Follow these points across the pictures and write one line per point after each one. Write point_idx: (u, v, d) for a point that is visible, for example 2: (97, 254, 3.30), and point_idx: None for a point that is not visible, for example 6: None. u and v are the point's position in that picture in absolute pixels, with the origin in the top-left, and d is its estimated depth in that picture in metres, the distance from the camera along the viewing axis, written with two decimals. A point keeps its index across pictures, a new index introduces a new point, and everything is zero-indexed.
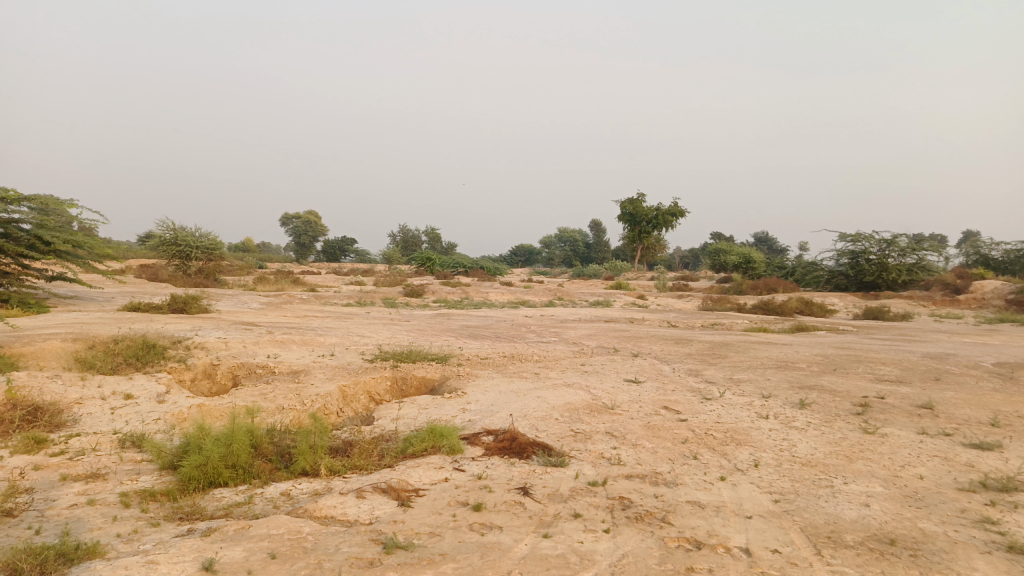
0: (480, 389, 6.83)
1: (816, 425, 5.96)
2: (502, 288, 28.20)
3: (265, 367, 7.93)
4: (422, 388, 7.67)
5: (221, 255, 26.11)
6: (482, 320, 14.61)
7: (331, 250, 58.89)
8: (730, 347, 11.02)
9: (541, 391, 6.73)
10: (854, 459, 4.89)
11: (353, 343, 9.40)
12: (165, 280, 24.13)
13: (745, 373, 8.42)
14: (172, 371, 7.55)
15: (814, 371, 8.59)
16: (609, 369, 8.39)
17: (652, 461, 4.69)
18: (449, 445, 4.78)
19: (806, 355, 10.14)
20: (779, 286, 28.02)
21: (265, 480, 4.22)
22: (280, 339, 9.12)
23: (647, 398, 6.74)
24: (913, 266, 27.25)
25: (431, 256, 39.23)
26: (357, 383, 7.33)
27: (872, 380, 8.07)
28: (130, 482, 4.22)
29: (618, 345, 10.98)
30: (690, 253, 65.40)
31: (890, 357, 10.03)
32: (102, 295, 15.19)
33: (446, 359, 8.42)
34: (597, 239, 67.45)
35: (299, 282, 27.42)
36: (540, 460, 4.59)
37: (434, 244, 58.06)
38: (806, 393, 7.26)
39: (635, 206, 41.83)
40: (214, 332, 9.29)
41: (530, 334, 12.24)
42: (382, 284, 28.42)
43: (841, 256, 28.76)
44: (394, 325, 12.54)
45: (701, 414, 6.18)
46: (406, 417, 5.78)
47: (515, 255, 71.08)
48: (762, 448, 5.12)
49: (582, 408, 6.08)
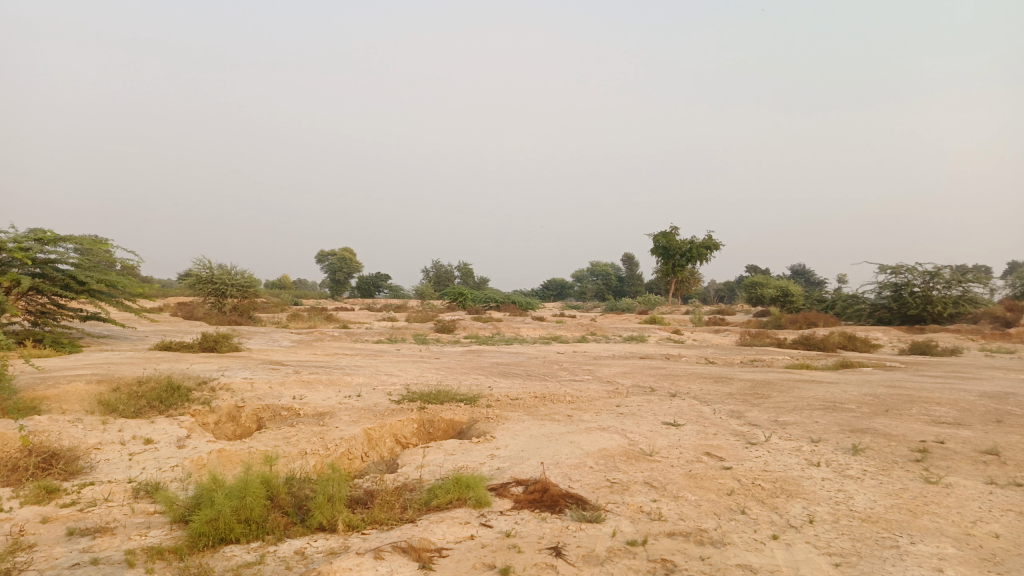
0: (510, 432, 6.51)
1: (873, 473, 5.52)
2: (535, 323, 27.90)
3: (290, 409, 7.72)
4: (450, 431, 7.37)
5: (255, 292, 26.30)
6: (514, 357, 14.30)
7: (365, 286, 59.30)
8: (772, 385, 10.53)
9: (574, 435, 6.39)
10: (919, 513, 4.45)
11: (380, 383, 9.16)
12: (200, 317, 24.31)
13: (791, 415, 7.97)
14: (195, 413, 7.37)
15: (865, 412, 8.10)
16: (645, 410, 8.01)
17: (696, 516, 4.32)
18: (476, 497, 4.46)
19: (854, 394, 9.63)
20: (819, 320, 27.27)
21: (279, 536, 3.95)
22: (307, 379, 8.91)
23: (687, 443, 6.35)
24: (958, 299, 26.33)
25: (463, 291, 39.16)
26: (382, 426, 7.08)
27: (928, 423, 7.56)
28: (139, 538, 3.99)
29: (654, 383, 10.58)
30: (725, 286, 64.46)
31: (944, 397, 9.46)
32: (135, 333, 15.23)
33: (476, 400, 8.12)
34: (630, 273, 66.95)
35: (332, 318, 27.45)
36: (574, 515, 4.25)
37: (467, 280, 58.14)
38: (858, 437, 6.80)
39: (668, 239, 41.43)
40: (241, 372, 9.13)
41: (563, 371, 11.90)
42: (414, 320, 28.40)
43: (882, 289, 27.95)
44: (424, 363, 12.29)
45: (747, 462, 5.78)
46: (432, 463, 5.49)
47: (547, 289, 70.89)
48: (815, 501, 4.71)
49: (618, 454, 5.72)
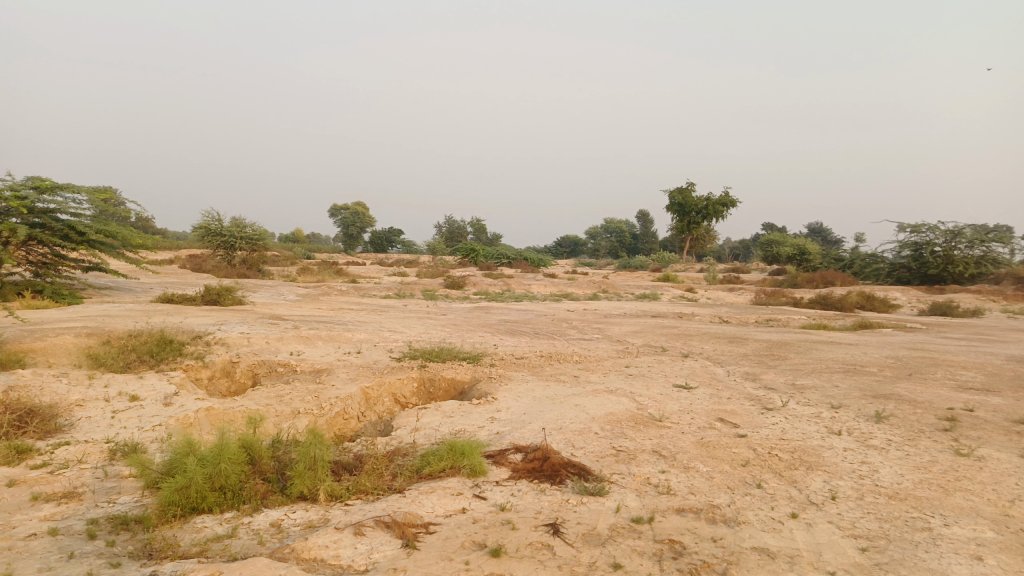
0: (512, 394, 6.18)
1: (898, 444, 5.15)
2: (546, 280, 27.48)
3: (286, 365, 7.45)
4: (451, 391, 7.06)
5: (265, 245, 26.03)
6: (523, 314, 13.94)
7: (378, 241, 59.04)
8: (788, 347, 10.13)
9: (580, 398, 6.05)
10: (951, 490, 4.09)
11: (382, 340, 8.84)
12: (209, 270, 24.12)
13: (809, 378, 7.59)
14: (188, 368, 7.11)
15: (888, 376, 7.72)
16: (656, 372, 7.64)
17: (707, 490, 3.98)
18: (470, 466, 4.13)
19: (875, 357, 9.21)
20: (837, 280, 26.70)
21: (255, 506, 3.67)
22: (306, 335, 8.60)
23: (700, 408, 6.00)
24: (980, 259, 25.62)
25: (475, 247, 38.76)
26: (381, 385, 6.80)
27: (955, 389, 7.16)
28: (107, 506, 3.72)
29: (666, 343, 10.21)
30: (741, 245, 63.62)
31: (970, 361, 9.02)
32: (139, 286, 14.97)
33: (479, 358, 7.80)
34: (644, 230, 66.18)
35: (342, 273, 27.17)
36: (575, 487, 3.92)
37: (480, 235, 57.71)
38: (881, 403, 6.42)
39: (684, 196, 40.62)
40: (238, 326, 8.84)
41: (572, 330, 11.55)
42: (425, 274, 28.08)
43: (902, 248, 27.27)
44: (429, 319, 11.99)
45: (763, 429, 5.42)
46: (427, 426, 5.17)
47: (560, 246, 70.35)
48: (838, 474, 4.36)
49: (625, 419, 5.39)
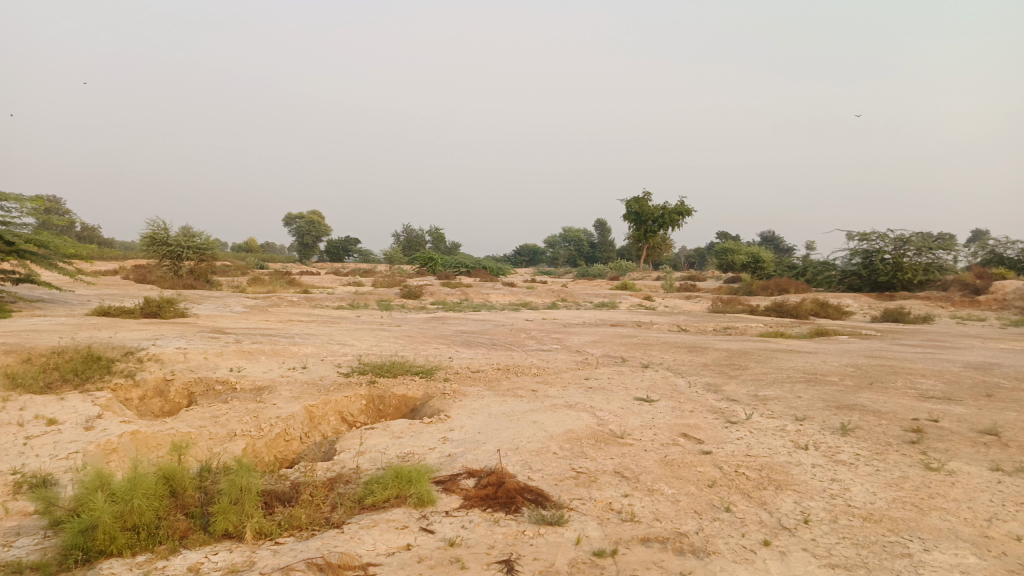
0: (466, 411, 5.83)
1: (867, 459, 4.95)
2: (504, 289, 27.20)
3: (225, 383, 6.99)
4: (402, 408, 6.68)
5: (213, 255, 25.21)
6: (480, 324, 13.59)
7: (334, 250, 58.12)
8: (748, 356, 9.99)
9: (537, 415, 5.73)
10: (927, 510, 3.89)
11: (329, 353, 8.41)
12: (155, 281, 23.22)
13: (771, 389, 7.41)
14: (116, 388, 6.60)
15: (850, 386, 7.58)
16: (616, 384, 7.37)
17: (674, 516, 3.70)
18: (418, 496, 3.78)
19: (835, 365, 9.10)
20: (791, 287, 26.98)
21: (172, 547, 3.26)
22: (248, 349, 8.12)
23: (663, 423, 5.74)
24: (928, 266, 26.14)
25: (433, 256, 38.36)
26: (326, 403, 6.41)
27: (917, 398, 7.04)
28: (0, 550, 3.26)
29: (625, 354, 9.97)
30: (696, 253, 64.29)
31: (928, 368, 8.97)
32: (75, 298, 14.22)
33: (432, 372, 7.43)
34: (602, 240, 66.49)
35: (294, 283, 26.47)
36: (531, 516, 3.60)
37: (438, 245, 57.24)
38: (845, 415, 6.25)
39: (641, 205, 40.84)
40: (175, 340, 8.32)
41: (530, 340, 11.25)
42: (381, 285, 27.57)
43: (853, 256, 27.70)
44: (382, 330, 11.58)
45: (728, 445, 5.18)
46: (373, 449, 4.79)
47: (519, 254, 70.25)
48: (809, 494, 4.12)
49: (585, 437, 5.09)
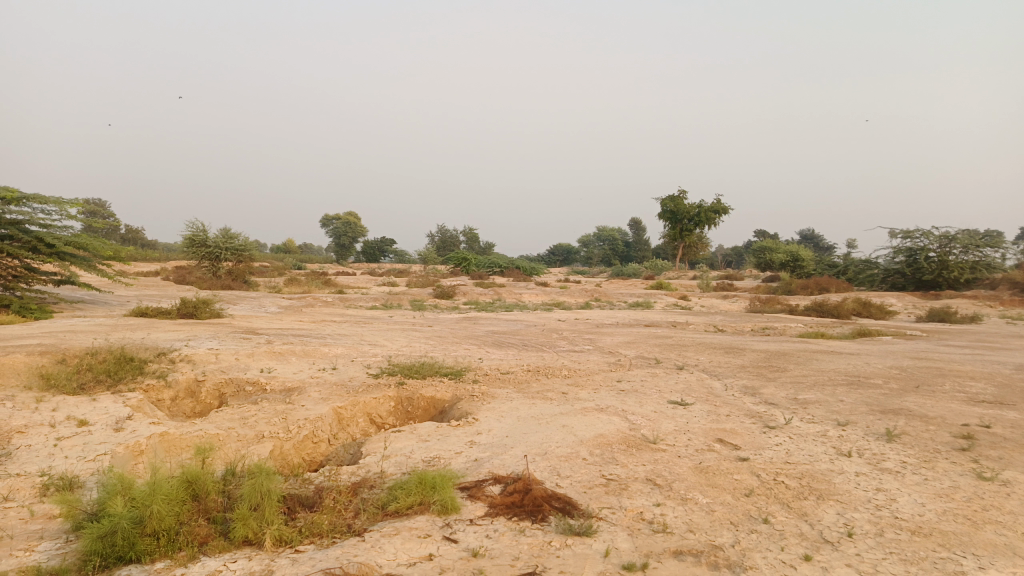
0: (495, 414, 5.71)
1: (915, 467, 4.70)
2: (538, 289, 27.05)
3: (255, 383, 6.99)
4: (430, 411, 6.60)
5: (250, 256, 25.51)
6: (512, 324, 13.47)
7: (370, 251, 58.59)
8: (787, 357, 9.70)
9: (568, 418, 5.59)
10: (981, 524, 3.65)
11: (359, 354, 8.37)
12: (193, 282, 23.58)
13: (812, 392, 7.16)
14: (148, 389, 6.63)
15: (895, 389, 7.28)
16: (650, 387, 7.19)
17: (708, 528, 3.53)
18: (441, 503, 3.67)
19: (878, 367, 8.78)
20: (831, 286, 26.35)
21: (191, 554, 3.20)
22: (279, 350, 8.12)
23: (697, 428, 5.55)
24: (975, 264, 25.31)
25: (468, 256, 38.36)
26: (354, 404, 6.35)
27: (966, 402, 6.73)
28: (22, 554, 3.24)
29: (660, 355, 9.76)
30: (734, 252, 63.33)
31: (978, 371, 8.58)
32: (115, 298, 14.47)
33: (462, 374, 7.34)
34: (637, 239, 65.91)
35: (329, 283, 26.66)
36: (559, 526, 3.47)
37: (472, 245, 57.31)
38: (890, 420, 5.98)
39: (676, 203, 40.32)
40: (207, 341, 8.36)
41: (562, 341, 11.09)
42: (415, 285, 27.65)
43: (896, 254, 26.95)
44: (414, 331, 11.53)
45: (765, 451, 4.97)
46: (399, 453, 4.70)
47: (553, 254, 70.01)
48: (852, 505, 3.91)
49: (617, 442, 4.93)
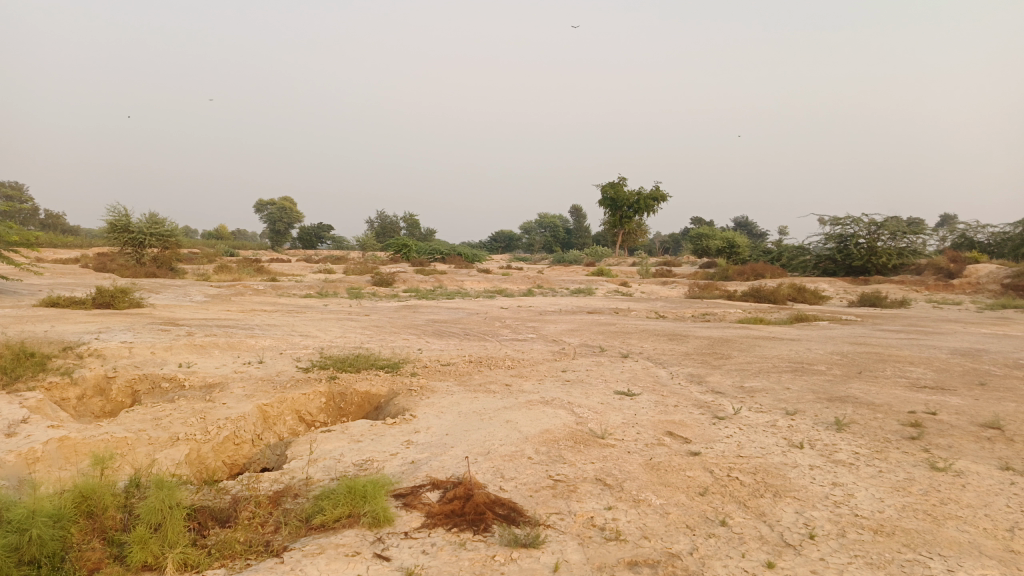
0: (434, 410, 5.35)
1: (868, 458, 4.57)
2: (479, 276, 26.70)
3: (172, 380, 6.46)
4: (365, 406, 6.20)
5: (177, 242, 24.37)
6: (453, 313, 13.09)
7: (307, 237, 57.15)
8: (730, 344, 9.62)
9: (511, 413, 5.27)
10: (942, 520, 3.50)
11: (289, 346, 7.87)
12: (115, 270, 22.35)
13: (758, 380, 7.04)
14: (51, 387, 6.02)
15: (839, 376, 7.23)
16: (595, 377, 6.94)
17: (664, 533, 3.27)
18: (373, 514, 3.31)
19: (820, 353, 8.76)
20: (767, 272, 26.82)
21: None
22: (200, 343, 7.56)
23: (646, 420, 5.32)
24: (902, 250, 26.12)
25: (407, 242, 37.69)
26: (281, 401, 5.92)
27: (909, 389, 6.71)
28: None
29: (604, 343, 9.55)
30: (671, 239, 64.22)
31: (915, 356, 8.65)
32: (24, 287, 13.46)
33: (398, 366, 6.94)
34: (577, 226, 66.23)
35: (262, 270, 25.71)
36: (502, 537, 3.16)
37: (413, 231, 56.50)
38: (838, 408, 5.87)
39: (616, 190, 40.45)
40: (120, 333, 7.74)
41: (504, 329, 10.78)
42: (353, 272, 26.95)
43: (828, 240, 27.56)
44: (349, 320, 11.04)
45: (717, 445, 4.77)
46: (327, 456, 4.31)
47: (494, 240, 69.74)
48: (810, 502, 3.72)
49: (563, 438, 4.65)
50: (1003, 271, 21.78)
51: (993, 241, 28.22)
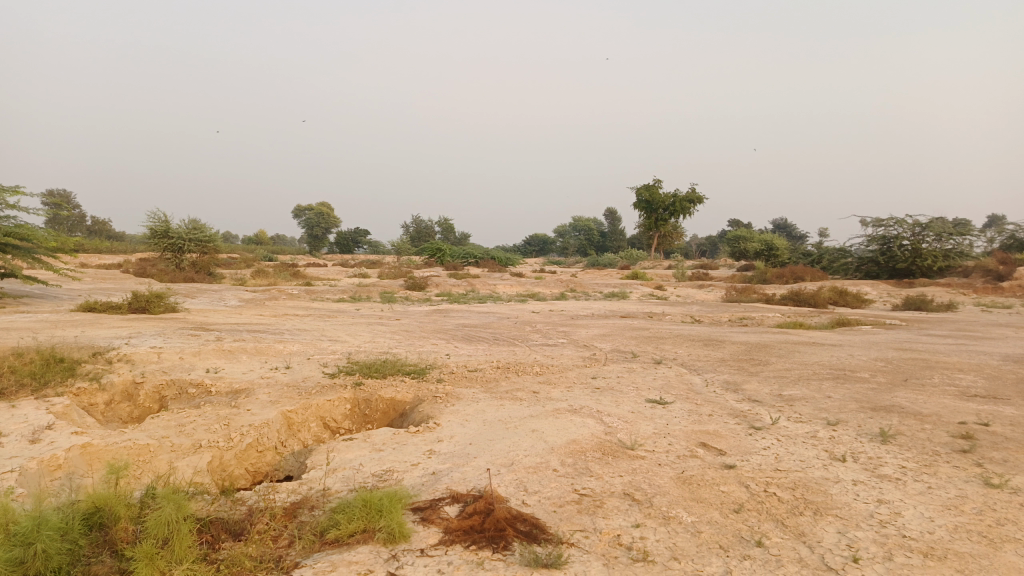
0: (458, 418, 5.21)
1: (915, 473, 4.29)
2: (512, 280, 26.58)
3: (199, 386, 6.44)
4: (390, 413, 6.10)
5: (215, 247, 24.70)
6: (484, 317, 12.96)
7: (343, 242, 57.68)
8: (768, 349, 9.31)
9: (537, 422, 5.10)
10: (999, 543, 3.24)
11: (317, 351, 7.81)
12: (155, 274, 22.72)
13: (797, 388, 6.76)
14: (79, 393, 6.03)
15: (883, 384, 6.91)
16: (627, 384, 6.73)
17: (695, 555, 3.07)
18: (388, 530, 3.17)
19: (863, 360, 8.41)
20: (807, 275, 26.21)
21: None
22: (228, 348, 7.54)
23: (678, 430, 5.11)
24: (948, 252, 25.30)
25: (442, 247, 37.74)
26: (306, 408, 5.83)
27: (958, 398, 6.37)
28: None
29: (637, 348, 9.32)
30: (707, 241, 63.33)
31: (964, 363, 8.25)
32: (65, 293, 13.70)
33: (425, 372, 6.82)
34: (612, 229, 65.79)
35: (298, 275, 25.94)
36: (523, 556, 2.99)
37: (447, 235, 56.64)
38: (882, 418, 5.58)
39: (651, 192, 40.01)
40: (151, 338, 7.76)
41: (534, 334, 10.61)
42: (387, 276, 27.06)
43: (870, 242, 26.82)
44: (379, 325, 10.98)
45: (754, 457, 4.53)
46: (347, 466, 4.20)
47: (529, 244, 69.64)
48: (854, 522, 3.48)
49: (591, 449, 4.47)
50: None
51: None
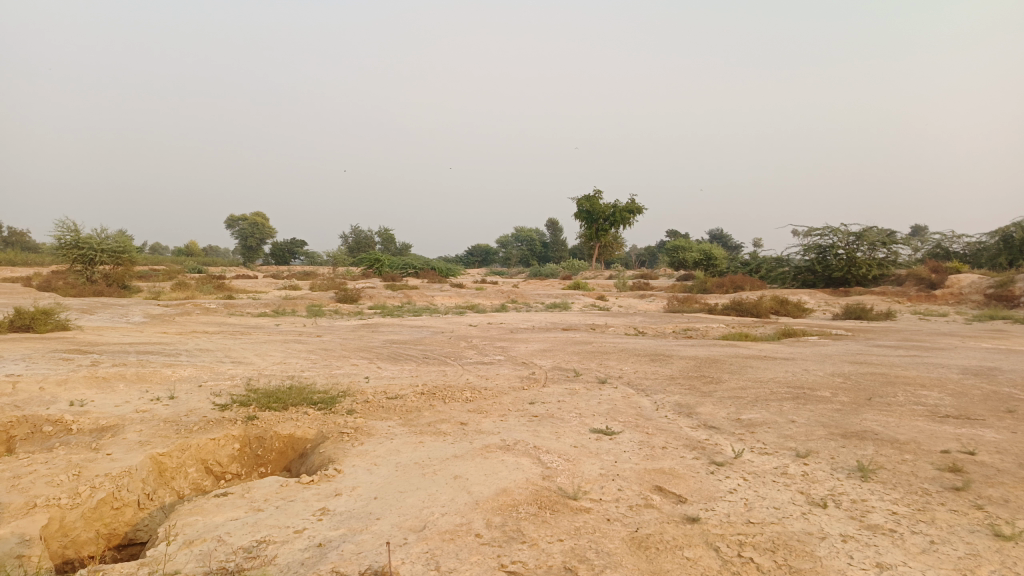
0: (365, 462, 4.30)
1: (912, 523, 3.58)
2: (452, 291, 25.64)
3: (57, 423, 5.30)
4: (287, 453, 5.14)
5: (130, 258, 22.99)
6: (416, 332, 11.96)
7: (279, 253, 55.70)
8: (719, 365, 8.66)
9: (462, 465, 4.22)
10: None
11: (213, 377, 6.76)
12: (63, 287, 20.94)
13: (756, 411, 6.05)
14: None
15: (848, 404, 6.27)
16: (568, 410, 5.91)
17: None
18: None
19: (819, 376, 7.79)
20: (746, 284, 26.06)
21: None
22: (103, 375, 6.40)
23: (629, 470, 4.30)
24: (881, 261, 25.50)
25: (379, 257, 36.50)
26: (183, 450, 4.84)
27: (930, 419, 5.75)
28: None
29: (579, 365, 8.54)
30: (647, 251, 63.63)
31: (924, 377, 7.72)
32: None
33: (335, 402, 5.86)
34: (554, 239, 65.51)
35: (222, 287, 24.39)
36: None
37: (387, 245, 55.28)
38: (856, 448, 4.90)
39: (591, 202, 39.66)
40: (9, 365, 6.54)
41: (468, 351, 9.72)
42: (318, 287, 25.81)
43: (806, 251, 26.86)
44: (296, 343, 9.91)
45: (720, 505, 3.76)
46: (211, 538, 3.24)
47: (470, 255, 68.78)
48: None
49: (526, 502, 3.62)
50: (986, 281, 21.18)
51: (970, 251, 27.74)
